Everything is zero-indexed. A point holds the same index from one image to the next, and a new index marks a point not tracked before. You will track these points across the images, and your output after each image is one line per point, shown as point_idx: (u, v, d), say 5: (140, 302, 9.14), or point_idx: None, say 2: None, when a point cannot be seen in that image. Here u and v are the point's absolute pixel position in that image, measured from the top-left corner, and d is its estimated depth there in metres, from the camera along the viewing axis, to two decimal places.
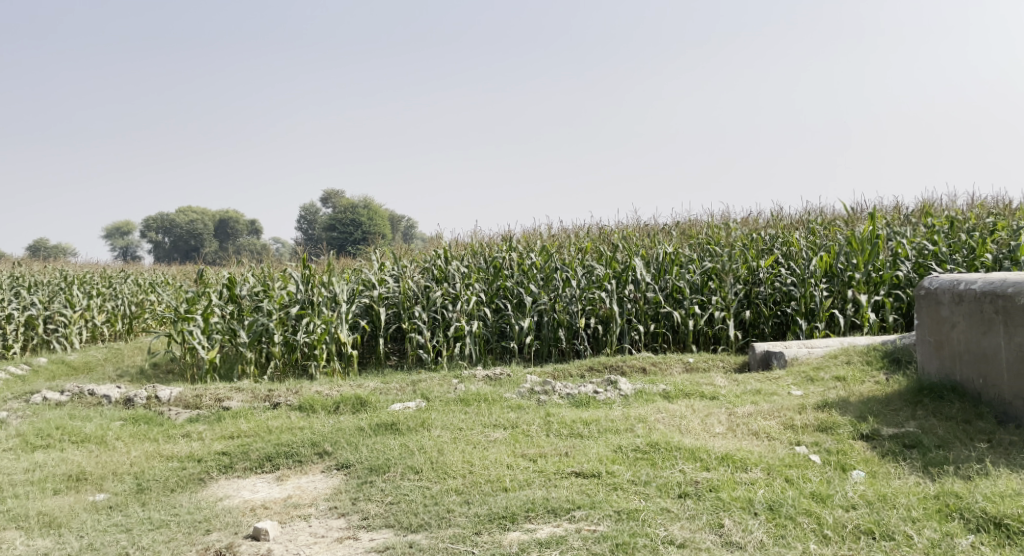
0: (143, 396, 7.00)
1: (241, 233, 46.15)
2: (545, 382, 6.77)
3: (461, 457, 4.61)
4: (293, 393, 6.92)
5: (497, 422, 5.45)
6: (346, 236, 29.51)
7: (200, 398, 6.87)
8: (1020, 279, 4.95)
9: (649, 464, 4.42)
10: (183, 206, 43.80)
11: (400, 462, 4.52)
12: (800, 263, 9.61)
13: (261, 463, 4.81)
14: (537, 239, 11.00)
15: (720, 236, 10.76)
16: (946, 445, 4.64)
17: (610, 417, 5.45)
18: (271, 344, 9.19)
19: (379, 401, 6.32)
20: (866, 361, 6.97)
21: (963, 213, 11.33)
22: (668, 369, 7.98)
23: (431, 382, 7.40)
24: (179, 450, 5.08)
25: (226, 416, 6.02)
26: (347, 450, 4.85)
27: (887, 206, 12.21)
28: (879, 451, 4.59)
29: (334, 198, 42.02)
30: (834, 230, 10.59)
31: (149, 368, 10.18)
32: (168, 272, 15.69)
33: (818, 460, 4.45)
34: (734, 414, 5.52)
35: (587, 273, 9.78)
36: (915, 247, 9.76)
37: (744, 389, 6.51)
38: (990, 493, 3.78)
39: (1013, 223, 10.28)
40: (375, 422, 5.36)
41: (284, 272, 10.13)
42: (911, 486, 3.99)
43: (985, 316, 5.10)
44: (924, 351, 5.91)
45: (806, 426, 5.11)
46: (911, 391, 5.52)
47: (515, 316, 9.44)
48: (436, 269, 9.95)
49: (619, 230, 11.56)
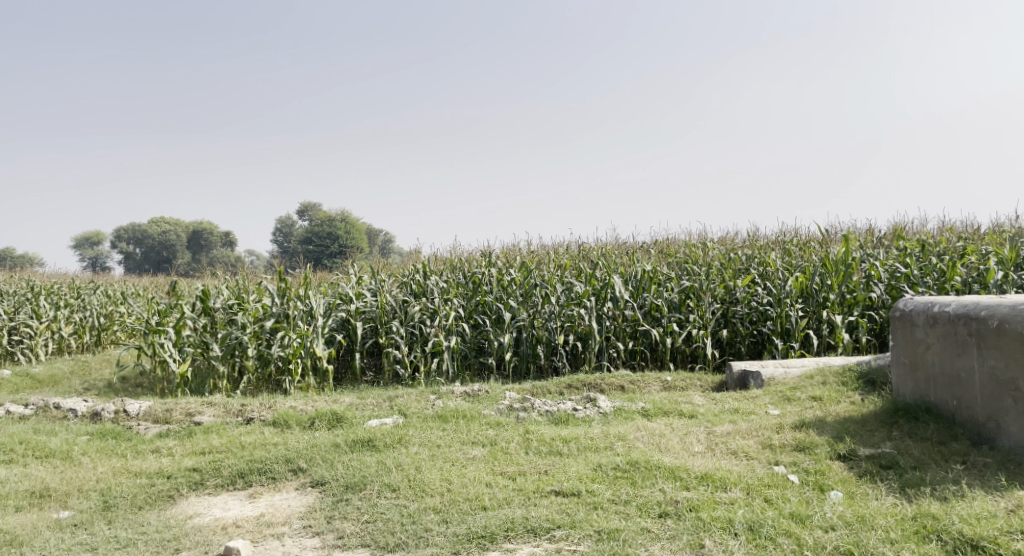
0: (112, 410, 6.84)
1: (215, 245, 45.67)
2: (523, 399, 6.72)
3: (439, 475, 4.53)
4: (266, 408, 6.80)
5: (476, 439, 5.38)
6: (322, 250, 29.31)
7: (171, 413, 6.72)
8: (993, 302, 5.00)
9: (629, 483, 4.38)
10: (156, 218, 43.24)
11: (377, 480, 4.44)
12: (776, 283, 9.69)
13: (233, 480, 4.69)
14: (516, 255, 10.98)
15: (698, 255, 10.82)
16: (922, 466, 4.65)
17: (590, 435, 5.41)
18: (244, 358, 9.05)
19: (356, 416, 6.23)
20: (842, 382, 7.01)
21: (934, 237, 11.52)
22: (646, 387, 7.96)
23: (408, 398, 7.31)
24: (147, 466, 4.95)
25: (198, 431, 5.88)
26: (322, 466, 4.75)
27: (860, 228, 12.39)
28: (856, 471, 4.60)
29: (311, 211, 41.74)
30: (809, 252, 10.70)
31: (118, 381, 9.96)
32: (139, 283, 15.43)
33: (796, 480, 4.44)
34: (712, 433, 5.51)
35: (566, 290, 9.77)
36: (888, 269, 9.89)
37: (722, 407, 6.51)
38: (967, 515, 3.79)
39: (982, 247, 10.47)
40: (351, 439, 5.27)
41: (260, 285, 10.00)
42: (889, 507, 3.99)
43: (959, 338, 5.15)
44: (899, 372, 5.95)
45: (784, 446, 5.11)
46: (886, 412, 5.55)
47: (494, 332, 9.39)
48: (415, 283, 9.95)
49: (598, 247, 11.58)
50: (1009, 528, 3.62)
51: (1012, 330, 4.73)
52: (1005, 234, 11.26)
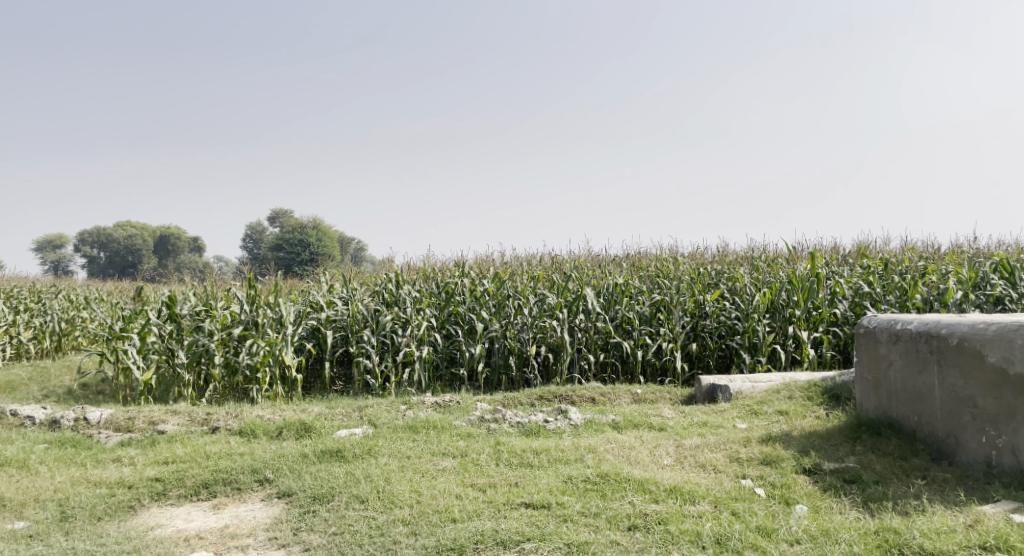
0: (71, 418, 6.69)
1: (183, 251, 45.04)
2: (495, 410, 6.71)
3: (409, 487, 4.50)
4: (232, 418, 6.70)
5: (446, 451, 5.36)
6: (293, 257, 29.06)
7: (133, 421, 6.59)
8: (953, 320, 5.11)
9: (598, 495, 4.39)
10: (122, 222, 42.54)
11: (345, 491, 4.39)
12: (745, 298, 9.81)
13: (196, 491, 4.61)
14: (489, 266, 10.99)
15: (669, 269, 10.93)
16: (884, 481, 4.73)
17: (560, 447, 5.41)
18: (211, 366, 8.92)
19: (324, 426, 6.16)
20: (808, 397, 7.11)
21: (896, 256, 11.77)
22: (616, 399, 7.99)
23: (377, 408, 7.26)
24: (108, 476, 4.84)
25: (161, 440, 5.77)
26: (289, 477, 4.69)
27: (826, 245, 12.62)
28: (820, 485, 4.65)
29: (282, 218, 41.36)
30: (776, 268, 10.86)
31: (79, 389, 9.75)
32: (103, 287, 15.18)
33: (763, 494, 4.48)
34: (681, 446, 5.54)
35: (539, 302, 9.79)
36: (853, 286, 10.08)
37: (691, 421, 6.56)
38: (928, 529, 3.85)
39: (943, 267, 10.73)
40: (320, 449, 5.21)
41: (228, 292, 9.87)
42: (852, 521, 4.04)
43: (920, 355, 5.26)
44: (863, 388, 6.05)
45: (751, 459, 5.17)
46: (850, 427, 5.64)
47: (465, 342, 9.38)
48: (387, 292, 9.91)
49: (571, 260, 11.64)
50: (968, 543, 3.69)
51: (971, 348, 4.84)
52: (964, 254, 11.55)
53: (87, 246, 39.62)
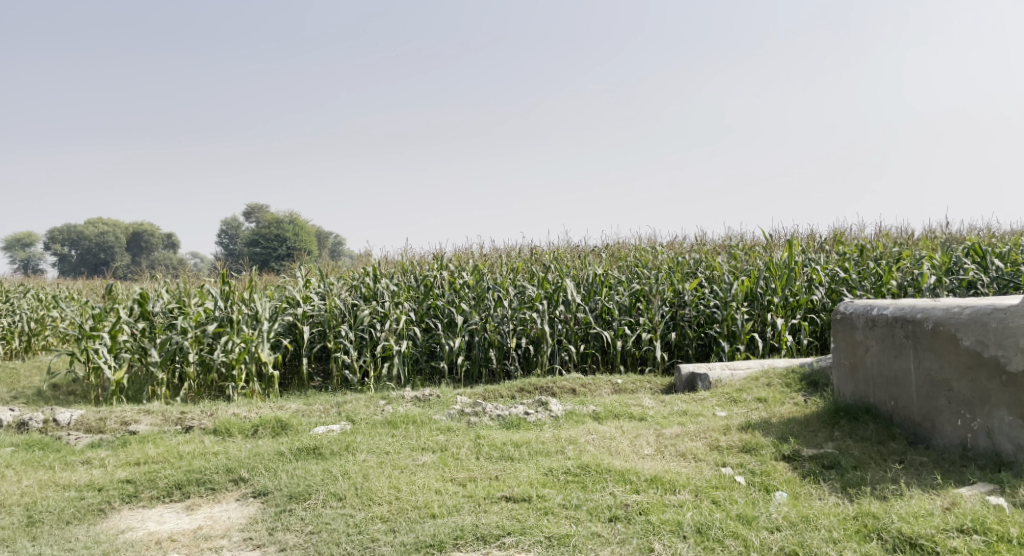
0: (39, 419, 6.54)
1: (156, 248, 44.43)
2: (475, 403, 6.65)
3: (387, 483, 4.43)
4: (207, 416, 6.59)
5: (425, 445, 5.29)
6: (269, 253, 28.73)
7: (104, 422, 6.46)
8: (928, 304, 5.13)
9: (579, 487, 4.35)
10: (94, 219, 41.79)
11: (322, 489, 4.32)
12: (723, 287, 9.84)
13: (169, 492, 4.51)
14: (468, 258, 10.92)
15: (647, 259, 10.94)
16: (862, 466, 4.73)
17: (541, 439, 5.37)
18: (185, 364, 8.78)
19: (301, 424, 6.07)
20: (786, 383, 7.14)
21: (871, 242, 11.87)
22: (597, 389, 7.98)
23: (356, 403, 7.19)
24: (77, 478, 4.72)
25: (133, 440, 5.64)
26: (265, 476, 4.60)
27: (802, 233, 12.71)
28: (799, 471, 4.66)
29: (258, 214, 40.92)
30: (754, 256, 10.91)
31: (49, 390, 9.54)
32: (75, 286, 14.90)
33: (742, 481, 4.47)
34: (661, 435, 5.53)
35: (518, 294, 9.74)
36: (829, 273, 10.15)
37: (671, 410, 6.55)
38: (906, 513, 3.86)
39: (917, 252, 10.84)
40: (296, 447, 5.13)
41: (202, 288, 9.72)
42: (831, 507, 4.04)
43: (896, 340, 5.28)
44: (840, 374, 6.07)
45: (730, 447, 5.16)
46: (828, 412, 5.66)
47: (445, 336, 9.30)
48: (364, 287, 9.81)
49: (550, 251, 11.60)
50: (945, 526, 3.70)
51: (946, 331, 4.85)
52: (938, 239, 11.68)
53: (58, 244, 38.88)
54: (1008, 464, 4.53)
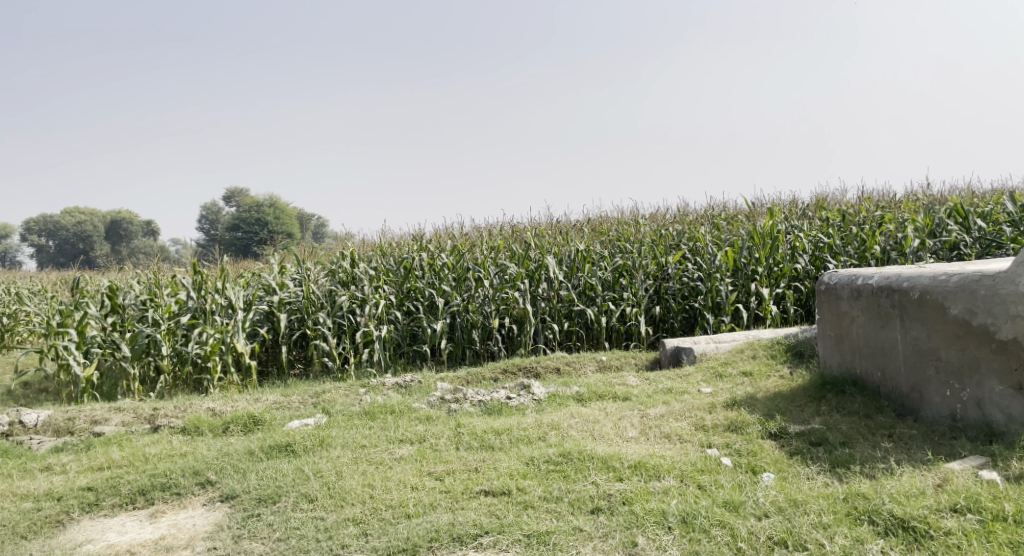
0: (4, 422, 6.28)
1: (135, 236, 43.79)
2: (455, 389, 6.46)
3: (361, 480, 4.25)
4: (180, 412, 6.37)
5: (403, 437, 5.11)
6: (249, 238, 28.26)
7: (72, 423, 6.23)
8: (914, 272, 4.98)
9: (561, 477, 4.19)
10: (69, 209, 41.01)
11: (292, 491, 4.14)
12: (706, 258, 9.67)
13: (132, 498, 4.32)
14: (448, 238, 10.66)
15: (630, 232, 10.74)
16: (850, 442, 4.60)
17: (522, 425, 5.20)
18: (159, 358, 8.52)
19: (275, 418, 5.87)
20: (771, 355, 7.01)
21: (853, 206, 11.74)
22: (581, 368, 7.83)
23: (335, 393, 6.98)
24: (36, 488, 4.51)
25: (98, 443, 5.42)
26: (233, 478, 4.41)
27: (785, 200, 12.55)
28: (787, 450, 4.52)
29: (239, 197, 40.32)
30: (737, 226, 10.74)
31: (20, 388, 9.26)
32: (49, 278, 14.52)
33: (728, 463, 4.33)
34: (645, 416, 5.37)
35: (500, 273, 9.53)
36: (812, 240, 10.01)
37: (656, 388, 6.40)
38: (896, 493, 3.73)
39: (900, 215, 10.72)
40: (268, 445, 4.93)
41: (173, 279, 9.40)
42: (819, 488, 3.91)
43: (882, 310, 5.13)
44: (826, 345, 5.92)
45: (716, 427, 5.01)
46: (814, 387, 5.52)
47: (427, 319, 9.07)
48: (342, 272, 9.47)
49: (532, 228, 11.36)
50: (937, 506, 3.57)
51: (933, 300, 4.71)
52: (920, 201, 11.56)
53: (34, 235, 38.13)
54: (999, 435, 4.41)
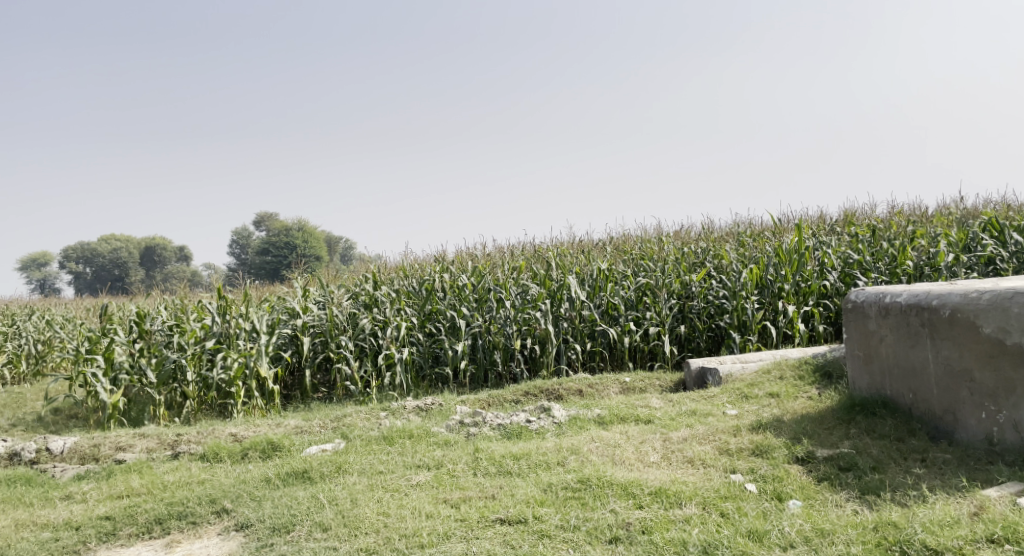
0: (32, 449, 6.32)
1: (169, 261, 44.58)
2: (475, 412, 6.38)
3: (376, 508, 4.20)
4: (203, 438, 6.38)
5: (420, 462, 5.04)
6: (279, 262, 28.53)
7: (98, 449, 6.26)
8: (943, 290, 4.83)
9: (578, 505, 4.09)
10: (105, 236, 41.89)
11: (307, 519, 4.12)
12: (732, 276, 9.50)
13: (148, 528, 4.32)
14: (470, 259, 10.63)
15: (653, 251, 10.62)
16: (881, 467, 4.44)
17: (541, 449, 5.11)
18: (184, 383, 8.53)
19: (294, 444, 5.83)
20: (799, 376, 6.82)
21: (884, 221, 11.50)
22: (604, 390, 7.70)
23: (355, 417, 6.93)
24: (56, 516, 4.53)
25: (118, 471, 5.43)
26: (248, 506, 4.40)
27: (813, 216, 12.34)
28: (814, 475, 4.37)
29: (268, 222, 40.88)
30: (763, 242, 10.57)
31: (50, 414, 9.34)
32: (84, 304, 14.79)
33: (753, 490, 4.19)
34: (668, 440, 5.24)
35: (521, 293, 9.46)
36: (841, 256, 9.80)
37: (679, 410, 6.26)
38: (930, 521, 3.58)
39: (931, 230, 10.46)
40: (285, 472, 4.89)
41: (199, 304, 9.44)
42: (848, 516, 3.77)
43: (911, 329, 4.97)
44: (854, 365, 5.74)
45: (741, 451, 4.87)
46: (843, 408, 5.35)
47: (448, 341, 9.01)
48: (365, 294, 9.48)
49: (553, 248, 11.31)
50: (972, 536, 3.42)
51: (964, 319, 4.55)
52: (953, 215, 11.29)
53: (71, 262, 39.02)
54: None
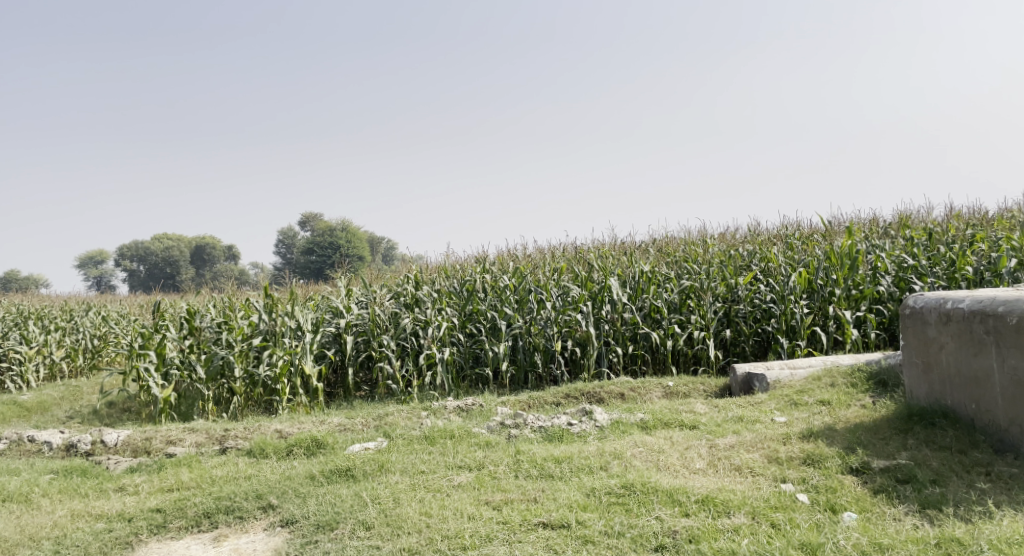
0: (87, 440, 6.49)
1: (219, 259, 45.56)
2: (516, 414, 6.34)
3: (418, 508, 4.20)
4: (249, 433, 6.47)
5: (461, 463, 5.03)
6: (324, 261, 28.92)
7: (150, 442, 6.40)
8: (1010, 297, 4.66)
9: (623, 510, 4.03)
10: (158, 235, 43.04)
11: (351, 517, 4.15)
12: (779, 280, 9.31)
13: (197, 521, 4.40)
14: (511, 260, 10.63)
15: (698, 254, 10.47)
16: (942, 480, 4.28)
17: (584, 453, 5.05)
18: (232, 380, 8.65)
19: (338, 441, 5.88)
20: (851, 384, 6.64)
21: (941, 224, 11.16)
22: (647, 394, 7.61)
23: (398, 415, 6.96)
24: (110, 508, 4.64)
25: (169, 465, 5.54)
26: (294, 503, 4.44)
27: (866, 219, 12.04)
28: (870, 487, 4.24)
29: (314, 221, 41.51)
30: (812, 245, 10.35)
31: (104, 407, 9.58)
32: (137, 301, 15.19)
33: (805, 500, 4.08)
34: (714, 447, 5.14)
35: (562, 294, 9.39)
36: (895, 260, 9.53)
37: (725, 416, 6.15)
38: (996, 539, 3.45)
39: (992, 235, 10.12)
40: (328, 469, 4.92)
41: (246, 301, 9.58)
42: (908, 530, 3.64)
43: (975, 337, 4.80)
44: (911, 373, 5.56)
45: (791, 459, 4.75)
46: (900, 418, 5.18)
47: (489, 341, 8.98)
48: (407, 294, 9.52)
49: (596, 249, 11.22)
50: None
51: None
52: (1015, 218, 10.89)
53: (126, 260, 40.23)
54: None
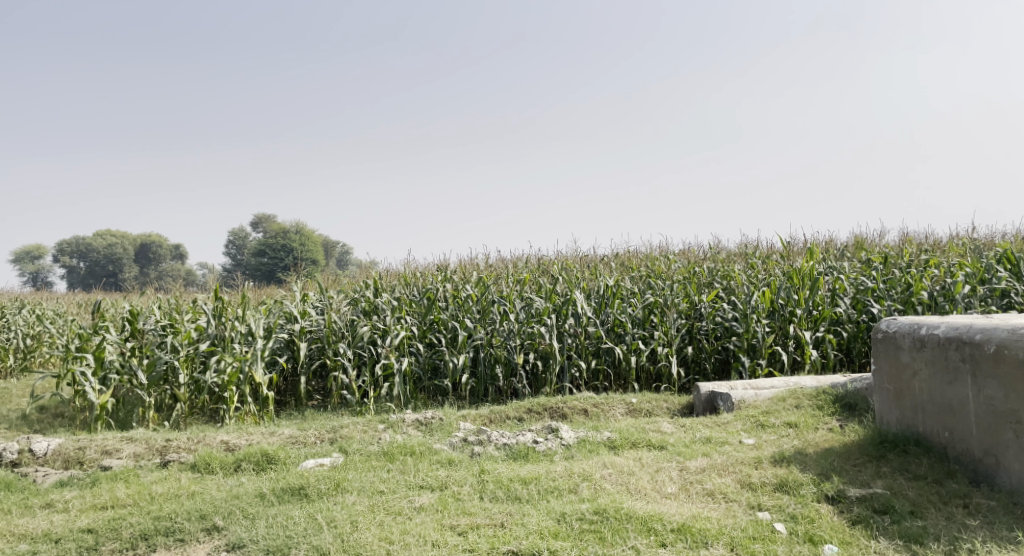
0: (14, 449, 6.01)
1: (165, 258, 44.16)
2: (479, 430, 6.07)
3: (378, 533, 3.92)
4: (194, 444, 6.07)
5: (423, 483, 4.75)
6: (275, 264, 28.18)
7: (84, 452, 5.94)
8: (987, 324, 4.61)
9: (596, 539, 3.82)
10: (102, 232, 41.55)
11: (304, 542, 3.85)
12: (742, 297, 9.25)
13: (133, 544, 4.03)
14: (472, 269, 10.37)
15: (661, 269, 10.37)
16: (921, 511, 4.18)
17: (551, 474, 4.82)
18: (176, 386, 8.19)
19: (290, 456, 5.53)
20: (817, 406, 6.56)
21: (895, 248, 11.32)
22: (610, 410, 7.42)
23: (353, 428, 6.63)
24: (35, 527, 4.24)
25: (103, 479, 5.13)
26: (241, 525, 4.11)
27: (823, 240, 12.14)
28: (848, 517, 4.12)
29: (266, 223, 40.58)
30: (772, 264, 10.36)
31: (35, 413, 8.98)
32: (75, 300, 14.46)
33: (783, 531, 3.93)
34: (685, 470, 4.96)
35: (525, 306, 9.17)
36: (854, 282, 9.56)
37: (693, 437, 5.99)
38: None
39: (945, 260, 10.27)
40: (280, 488, 4.60)
41: (194, 303, 9.10)
42: None
43: (950, 365, 4.74)
44: (881, 399, 5.49)
45: (765, 485, 4.60)
46: (872, 443, 5.09)
47: (449, 352, 8.70)
48: (365, 301, 9.18)
49: (559, 261, 11.04)
50: None
51: (1011, 356, 4.32)
52: (966, 245, 11.11)
53: (66, 256, 38.74)
54: None
